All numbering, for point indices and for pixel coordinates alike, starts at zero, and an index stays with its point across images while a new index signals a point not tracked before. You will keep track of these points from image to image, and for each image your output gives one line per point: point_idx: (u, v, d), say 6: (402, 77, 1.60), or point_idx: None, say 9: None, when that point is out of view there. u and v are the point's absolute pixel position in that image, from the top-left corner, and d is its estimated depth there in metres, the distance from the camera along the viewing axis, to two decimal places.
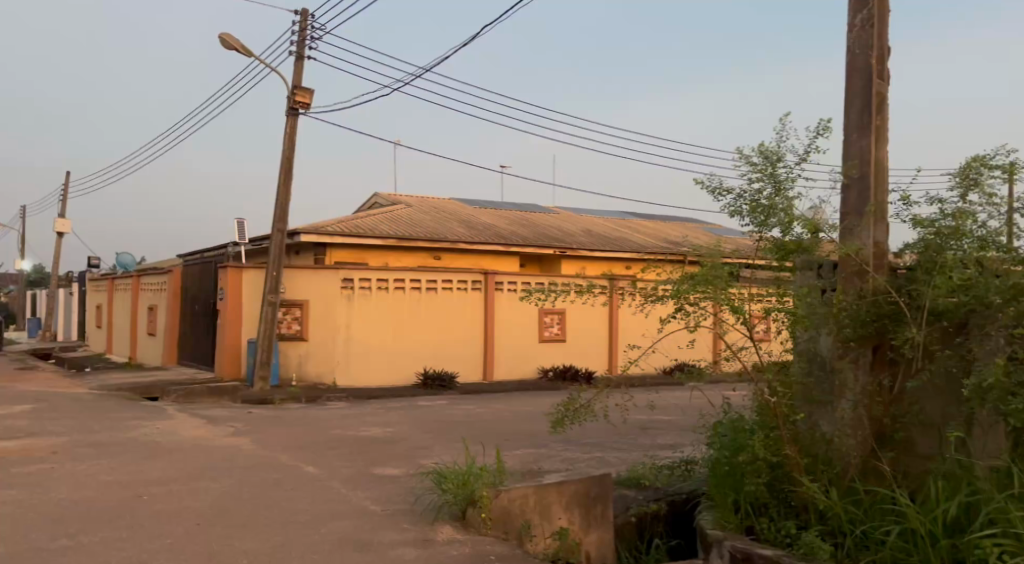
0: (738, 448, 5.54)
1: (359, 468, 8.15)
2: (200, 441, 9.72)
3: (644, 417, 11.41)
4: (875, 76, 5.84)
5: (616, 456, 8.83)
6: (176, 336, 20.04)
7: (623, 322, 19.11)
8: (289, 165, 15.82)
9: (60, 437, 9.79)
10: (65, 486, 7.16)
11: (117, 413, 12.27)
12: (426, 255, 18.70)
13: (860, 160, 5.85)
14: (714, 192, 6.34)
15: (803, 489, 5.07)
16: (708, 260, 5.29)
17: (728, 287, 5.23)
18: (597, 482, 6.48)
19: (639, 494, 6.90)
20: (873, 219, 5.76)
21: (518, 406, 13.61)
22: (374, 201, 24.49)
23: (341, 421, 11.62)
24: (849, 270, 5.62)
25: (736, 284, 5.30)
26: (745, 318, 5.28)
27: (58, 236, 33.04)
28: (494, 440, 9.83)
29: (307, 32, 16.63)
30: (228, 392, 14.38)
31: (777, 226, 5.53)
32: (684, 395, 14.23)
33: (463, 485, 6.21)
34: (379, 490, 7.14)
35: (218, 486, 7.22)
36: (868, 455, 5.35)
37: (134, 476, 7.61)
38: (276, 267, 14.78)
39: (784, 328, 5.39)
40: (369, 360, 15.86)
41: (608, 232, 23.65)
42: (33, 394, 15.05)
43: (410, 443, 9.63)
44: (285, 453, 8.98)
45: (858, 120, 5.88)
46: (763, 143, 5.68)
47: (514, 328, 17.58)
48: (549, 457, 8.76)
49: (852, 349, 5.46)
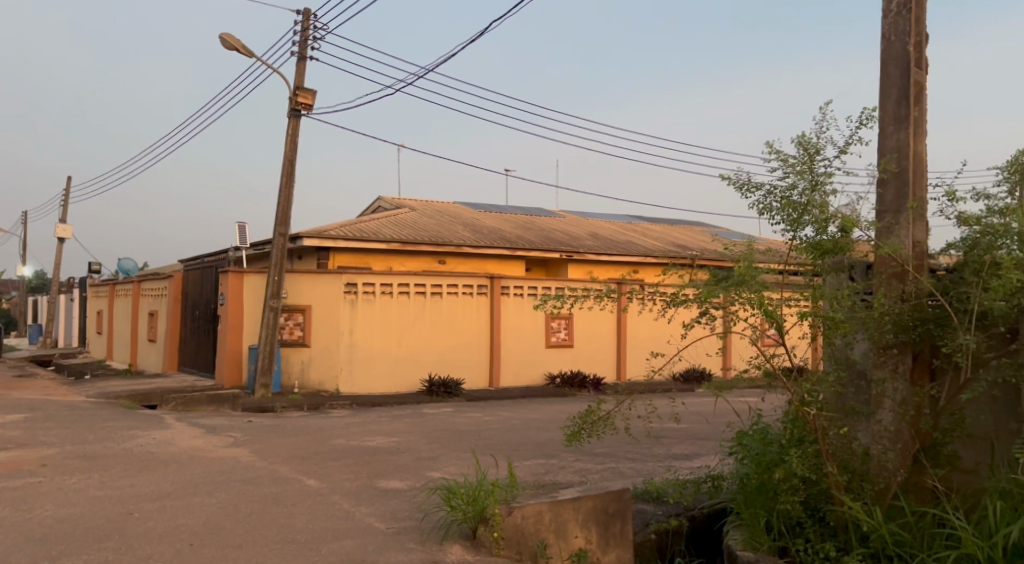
0: (768, 464, 5.14)
1: (362, 482, 7.77)
2: (197, 452, 9.36)
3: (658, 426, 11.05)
4: (913, 65, 5.45)
5: (631, 467, 8.47)
6: (176, 342, 19.68)
7: (632, 327, 18.73)
8: (290, 169, 15.47)
9: (51, 449, 9.43)
10: (53, 502, 6.79)
11: (113, 422, 11.91)
12: (431, 259, 18.32)
13: (899, 153, 5.45)
14: (742, 188, 5.96)
15: (844, 508, 4.69)
16: (741, 261, 4.92)
17: (761, 290, 4.86)
18: (616, 498, 6.10)
19: (657, 509, 6.51)
20: (912, 216, 5.37)
21: (525, 414, 13.24)
22: (377, 205, 24.13)
23: (344, 431, 11.26)
24: (887, 271, 5.20)
25: (770, 287, 4.93)
26: (779, 323, 4.91)
27: (58, 242, 32.77)
28: (502, 450, 9.46)
29: (309, 32, 16.31)
30: (228, 400, 13.99)
31: (812, 224, 5.18)
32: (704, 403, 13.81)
33: (473, 500, 5.81)
34: (383, 506, 6.76)
35: (213, 502, 6.85)
36: (911, 470, 4.98)
37: (125, 490, 7.24)
38: (277, 272, 14.47)
39: (821, 333, 5.03)
40: (373, 367, 15.45)
41: (616, 236, 23.31)
42: (28, 403, 14.68)
43: (416, 454, 9.27)
44: (285, 465, 8.61)
45: (895, 111, 5.50)
46: (799, 135, 5.33)
47: (521, 334, 17.19)
48: (561, 468, 8.40)
49: (892, 355, 5.08)
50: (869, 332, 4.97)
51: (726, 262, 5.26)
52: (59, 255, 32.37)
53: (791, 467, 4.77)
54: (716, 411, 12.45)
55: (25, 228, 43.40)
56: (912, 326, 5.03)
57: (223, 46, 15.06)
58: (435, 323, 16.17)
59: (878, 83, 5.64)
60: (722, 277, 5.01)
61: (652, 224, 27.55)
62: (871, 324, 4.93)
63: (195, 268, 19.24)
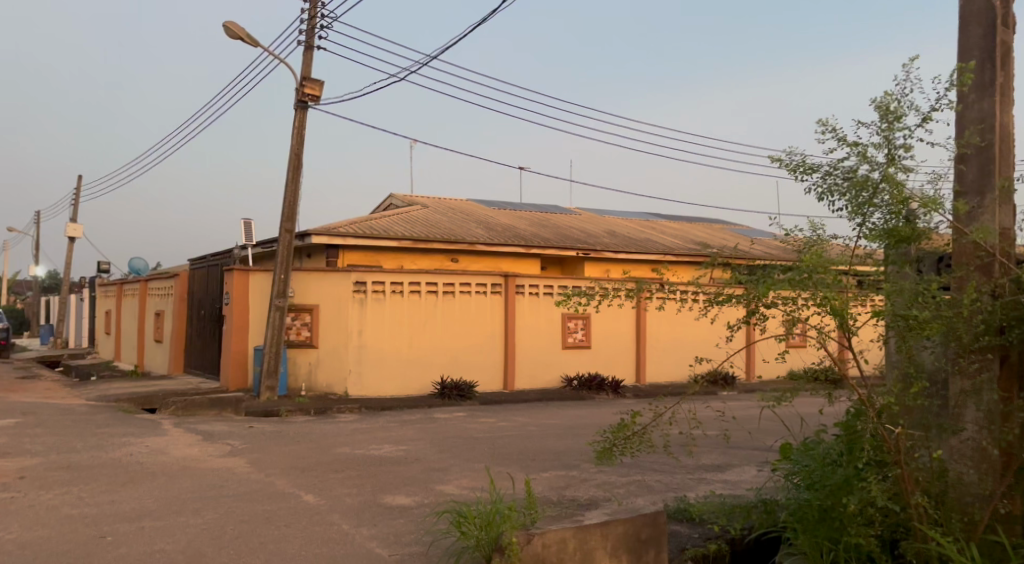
0: (834, 488, 4.38)
1: (365, 498, 7.06)
2: (190, 462, 8.68)
3: (695, 437, 10.25)
4: (999, 24, 4.70)
5: (659, 480, 7.74)
6: (181, 342, 19.06)
7: (652, 326, 17.95)
8: (297, 163, 14.81)
9: (34, 459, 8.78)
10: (20, 523, 6.12)
11: (106, 428, 11.24)
12: (444, 257, 17.65)
13: (983, 125, 4.69)
14: (795, 170, 5.17)
15: (931, 543, 3.93)
16: (808, 252, 4.16)
17: (831, 286, 4.09)
18: (649, 523, 5.37)
19: (693, 532, 5.77)
20: (999, 199, 4.61)
21: (541, 419, 12.50)
22: (389, 202, 23.48)
23: (350, 437, 10.57)
24: (972, 265, 4.43)
25: (842, 282, 4.15)
26: (849, 322, 4.16)
27: (70, 240, 32.30)
28: (517, 461, 8.71)
29: (316, 20, 15.66)
30: (231, 404, 13.31)
31: (882, 209, 4.39)
32: (755, 410, 12.91)
33: (488, 525, 5.07)
34: (386, 528, 6.05)
35: (197, 523, 6.16)
36: (1006, 499, 4.23)
37: (103, 508, 6.58)
38: (282, 270, 13.79)
39: (896, 336, 4.24)
40: (383, 369, 14.75)
41: (634, 233, 22.55)
42: (21, 407, 14.06)
43: (426, 465, 8.56)
44: (282, 478, 7.90)
45: (979, 78, 4.73)
46: (875, 105, 4.56)
47: (536, 334, 16.43)
48: (583, 482, 7.68)
49: (978, 359, 4.29)
50: (957, 335, 4.17)
51: (787, 256, 4.49)
52: (70, 254, 31.88)
53: (867, 495, 3.99)
54: (763, 424, 11.52)
55: (37, 226, 42.85)
56: (1006, 328, 4.24)
57: (227, 35, 14.45)
58: (448, 324, 15.47)
59: (957, 46, 4.88)
60: (782, 269, 4.25)
61: (671, 220, 26.80)
62: (959, 324, 4.11)
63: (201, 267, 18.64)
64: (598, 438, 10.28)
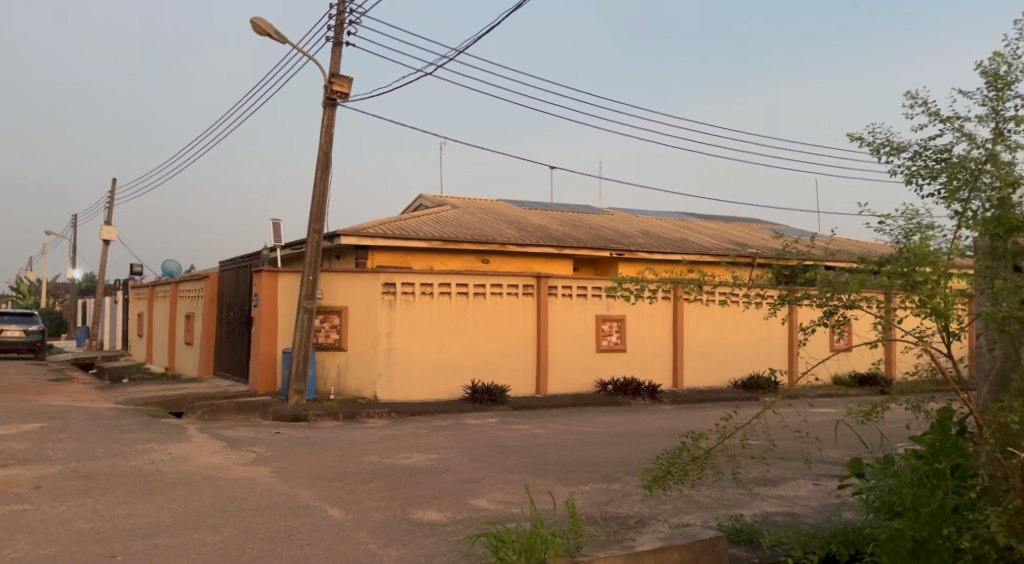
0: (934, 517, 3.86)
1: (393, 512, 6.58)
2: (212, 471, 8.30)
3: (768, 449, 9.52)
4: None
5: (708, 495, 7.19)
6: (211, 344, 18.82)
7: (691, 328, 17.31)
8: (326, 161, 14.44)
9: (54, 466, 8.44)
10: (27, 539, 5.72)
11: (130, 434, 10.91)
12: (474, 259, 17.20)
13: None
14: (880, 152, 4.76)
15: None
16: (913, 247, 3.58)
17: (942, 287, 3.50)
18: (707, 550, 4.88)
19: (753, 556, 5.24)
20: None
21: (576, 426, 11.96)
22: (420, 203, 23.07)
23: (378, 444, 10.11)
24: None
25: (952, 280, 3.59)
26: (951, 324, 3.65)
27: (103, 243, 32.36)
28: (555, 473, 8.20)
29: (345, 15, 15.28)
30: (258, 408, 12.93)
31: (982, 196, 3.95)
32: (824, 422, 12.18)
33: (528, 550, 4.49)
34: (416, 548, 5.57)
35: (214, 541, 5.72)
36: None
37: (117, 523, 6.17)
38: (311, 271, 13.39)
39: (1005, 342, 3.67)
40: (414, 372, 14.32)
41: (670, 233, 21.93)
42: (47, 411, 13.80)
43: (458, 476, 8.08)
44: (307, 489, 7.46)
45: None
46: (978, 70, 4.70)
47: (570, 337, 15.88)
48: (626, 496, 7.13)
49: None
50: None
51: (880, 251, 3.93)
52: (105, 255, 31.92)
53: (982, 530, 3.52)
54: (840, 437, 10.74)
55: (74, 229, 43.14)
56: None
57: (255, 31, 14.10)
58: (480, 325, 15.00)
59: None
60: (878, 262, 3.70)
61: (707, 220, 26.09)
62: None
63: (230, 268, 18.40)
64: (656, 450, 9.62)
